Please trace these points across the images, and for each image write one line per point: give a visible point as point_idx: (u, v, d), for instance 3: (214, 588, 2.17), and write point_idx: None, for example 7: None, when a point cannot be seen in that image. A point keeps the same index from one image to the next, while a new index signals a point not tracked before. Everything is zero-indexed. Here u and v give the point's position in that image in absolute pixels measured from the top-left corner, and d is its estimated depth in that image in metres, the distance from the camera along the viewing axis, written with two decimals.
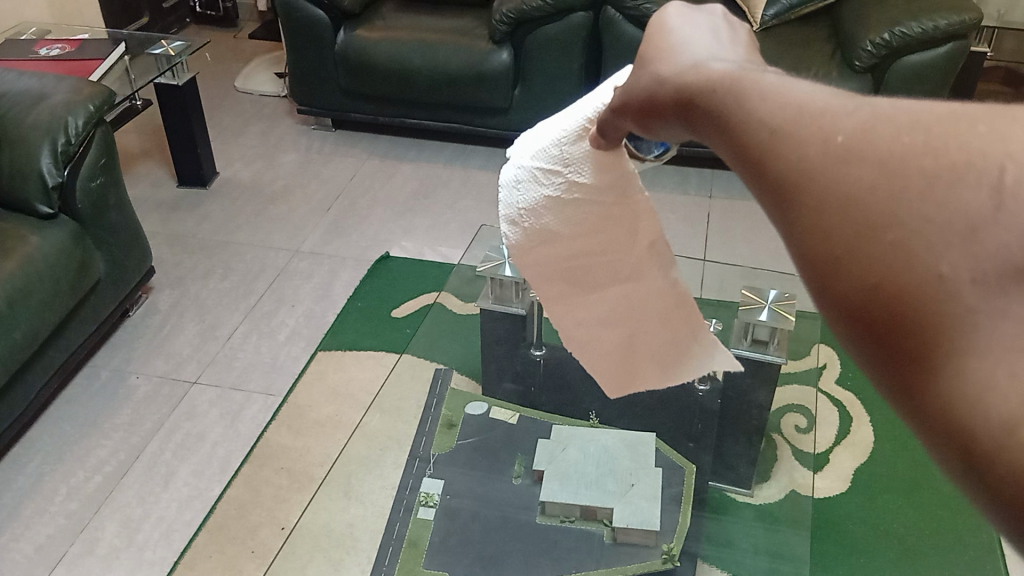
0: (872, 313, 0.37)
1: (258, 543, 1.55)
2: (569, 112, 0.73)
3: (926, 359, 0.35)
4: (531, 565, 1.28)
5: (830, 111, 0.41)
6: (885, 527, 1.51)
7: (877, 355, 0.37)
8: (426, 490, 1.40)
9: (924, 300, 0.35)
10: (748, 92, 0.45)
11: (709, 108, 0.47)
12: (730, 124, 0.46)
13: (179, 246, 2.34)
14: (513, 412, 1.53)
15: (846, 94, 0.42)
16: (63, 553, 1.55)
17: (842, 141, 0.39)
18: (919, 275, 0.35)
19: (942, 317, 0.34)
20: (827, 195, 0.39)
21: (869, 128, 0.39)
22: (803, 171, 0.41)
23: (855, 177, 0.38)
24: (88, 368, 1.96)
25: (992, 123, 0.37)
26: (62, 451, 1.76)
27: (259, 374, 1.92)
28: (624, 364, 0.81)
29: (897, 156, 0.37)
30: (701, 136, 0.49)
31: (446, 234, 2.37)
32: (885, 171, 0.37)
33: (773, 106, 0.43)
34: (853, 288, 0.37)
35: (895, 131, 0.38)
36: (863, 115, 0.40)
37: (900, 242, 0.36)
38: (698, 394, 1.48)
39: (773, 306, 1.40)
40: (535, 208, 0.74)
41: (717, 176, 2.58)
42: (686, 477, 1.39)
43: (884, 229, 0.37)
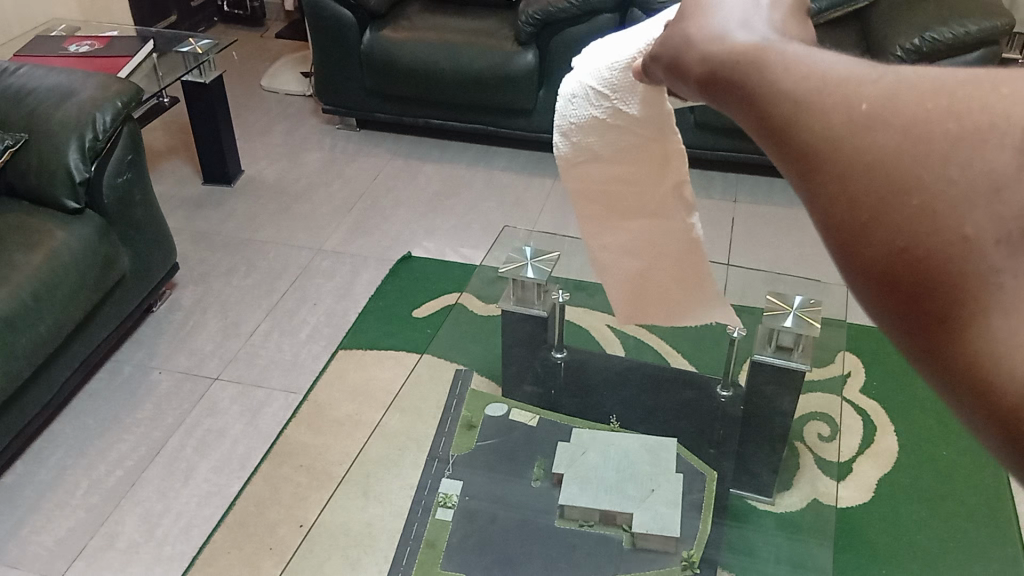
0: (898, 280, 0.34)
1: (276, 540, 1.56)
2: (628, 37, 0.68)
3: (956, 321, 0.33)
4: (549, 569, 1.28)
5: (851, 78, 0.38)
6: (910, 537, 1.49)
7: (905, 319, 0.35)
8: (445, 491, 1.41)
9: (952, 265, 0.33)
10: (770, 61, 0.42)
11: (730, 80, 0.44)
12: (751, 93, 0.42)
13: (203, 243, 2.35)
14: (534, 414, 1.53)
15: (869, 60, 0.39)
16: (83, 546, 1.56)
17: (865, 107, 0.36)
18: (946, 238, 0.33)
19: (967, 282, 0.32)
20: (849, 160, 0.36)
21: (892, 92, 0.36)
22: (825, 141, 0.37)
23: (875, 144, 0.35)
24: (111, 363, 1.97)
25: (1014, 82, 0.34)
26: (84, 445, 1.77)
27: (280, 371, 1.93)
28: (635, 290, 0.84)
29: (918, 122, 0.35)
30: (722, 103, 0.46)
31: (468, 235, 2.37)
32: (908, 136, 0.35)
33: (794, 76, 0.40)
34: (878, 254, 0.35)
35: (917, 95, 0.35)
36: (885, 79, 0.37)
37: (926, 208, 0.34)
38: (720, 400, 1.55)
39: (798, 312, 1.42)
40: (583, 126, 0.71)
41: (742, 180, 2.57)
42: (706, 484, 1.40)
43: (909, 196, 0.34)
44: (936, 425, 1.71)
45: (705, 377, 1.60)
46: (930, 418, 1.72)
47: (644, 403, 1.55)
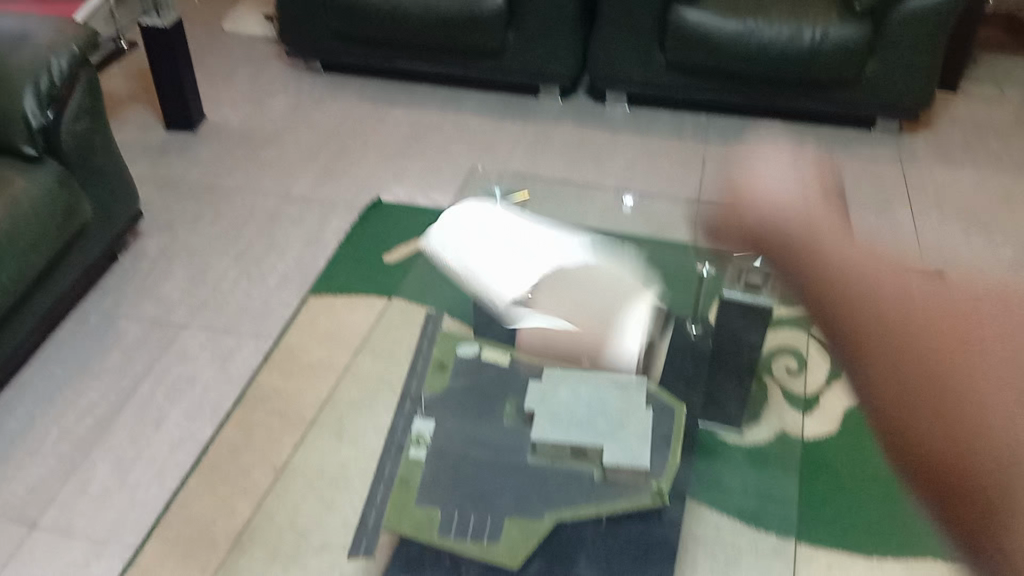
0: (949, 469, 0.56)
1: (251, 484, 1.57)
2: None
3: (990, 513, 0.54)
4: (520, 501, 1.31)
5: (938, 343, 0.60)
6: (874, 467, 1.57)
7: (941, 492, 0.56)
8: (418, 430, 1.42)
9: (992, 495, 0.54)
10: (868, 288, 0.66)
11: (850, 328, 0.65)
12: (846, 301, 0.67)
13: (167, 190, 2.31)
14: (505, 353, 1.52)
15: (923, 288, 0.64)
16: (56, 493, 1.57)
17: (950, 356, 0.59)
18: (975, 433, 0.56)
19: (999, 496, 0.54)
20: (893, 373, 0.61)
21: (939, 348, 0.60)
22: (901, 389, 0.60)
23: (971, 367, 0.58)
24: (76, 311, 1.95)
25: (1006, 344, 0.58)
26: (52, 394, 1.76)
27: (250, 318, 1.92)
28: None
29: (925, 354, 0.60)
30: (854, 368, 0.64)
31: (437, 179, 2.35)
32: (930, 359, 0.60)
33: (886, 308, 0.64)
34: (930, 448, 0.57)
35: (958, 357, 0.59)
36: (954, 338, 0.60)
37: (950, 418, 0.57)
38: (692, 338, 1.58)
39: (766, 251, 1.39)
40: None
41: (714, 122, 2.60)
42: (675, 418, 1.41)
43: (948, 402, 0.58)
44: None
45: (675, 314, 1.60)
46: None
47: None
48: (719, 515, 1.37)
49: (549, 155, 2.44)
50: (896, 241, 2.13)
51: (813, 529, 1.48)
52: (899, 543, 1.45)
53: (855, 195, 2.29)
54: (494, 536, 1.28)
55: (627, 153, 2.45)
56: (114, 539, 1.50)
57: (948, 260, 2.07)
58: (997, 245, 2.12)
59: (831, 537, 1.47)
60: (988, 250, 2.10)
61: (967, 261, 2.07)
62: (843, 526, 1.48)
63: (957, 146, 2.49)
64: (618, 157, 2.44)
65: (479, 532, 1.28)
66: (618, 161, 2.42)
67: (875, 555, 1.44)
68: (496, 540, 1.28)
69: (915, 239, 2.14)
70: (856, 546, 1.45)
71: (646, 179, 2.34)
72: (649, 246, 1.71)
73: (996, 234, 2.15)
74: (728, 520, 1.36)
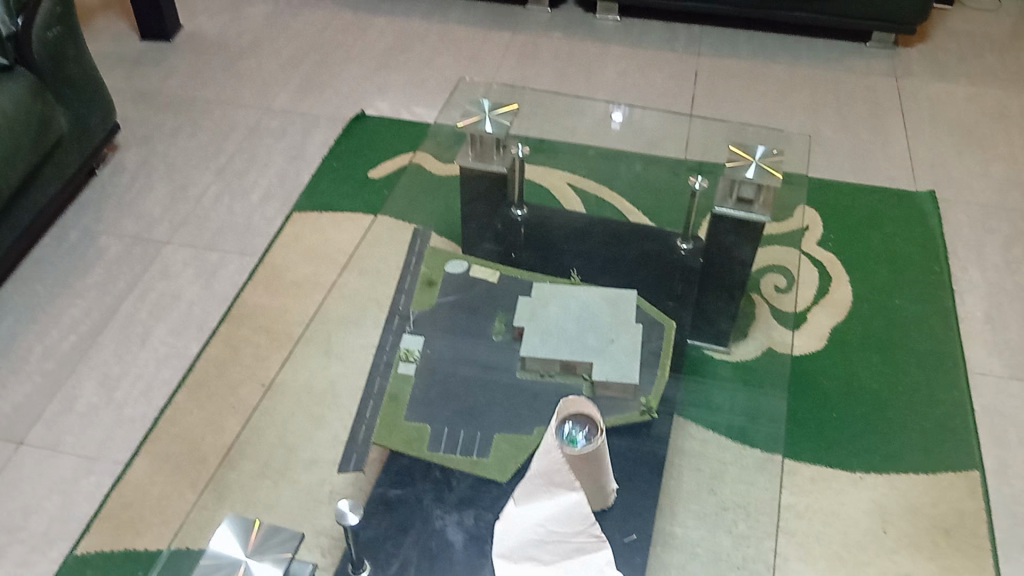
0: None
1: (239, 400, 1.57)
2: None
3: None
4: (511, 417, 1.28)
5: None
6: (860, 382, 1.59)
7: None
8: (406, 346, 1.38)
9: None
10: None
11: None
12: None
13: (143, 102, 2.25)
14: (494, 270, 1.49)
15: None
16: (42, 411, 1.56)
17: None
18: None
19: None
20: None
21: None
22: None
23: None
24: (56, 228, 1.91)
25: None
26: (35, 311, 1.73)
27: (233, 234, 1.90)
28: None
29: None
30: None
31: (422, 92, 2.30)
32: None
33: None
34: None
35: None
36: None
37: None
38: (680, 253, 1.57)
39: (759, 163, 1.42)
40: None
41: (706, 33, 2.54)
42: (665, 332, 1.40)
43: None
44: (889, 276, 1.79)
45: (666, 230, 1.61)
46: (884, 270, 1.81)
47: (606, 254, 1.57)
48: (706, 430, 1.34)
49: (538, 66, 2.39)
50: (887, 157, 2.11)
51: (798, 442, 1.50)
52: (883, 456, 1.48)
53: (848, 109, 2.26)
54: (483, 449, 1.25)
55: (617, 65, 2.40)
56: (103, 455, 1.49)
57: (940, 176, 2.06)
58: (989, 160, 2.10)
59: (816, 450, 1.48)
60: (980, 166, 2.08)
61: (959, 177, 2.05)
62: (828, 441, 1.50)
63: (952, 60, 2.45)
64: (608, 70, 2.39)
65: (469, 447, 1.25)
66: (608, 74, 2.37)
67: (860, 469, 1.46)
68: (486, 455, 1.24)
69: (907, 154, 2.12)
70: (841, 459, 1.47)
71: (637, 93, 2.30)
72: (644, 163, 1.71)
73: (988, 149, 2.13)
74: (715, 435, 1.33)
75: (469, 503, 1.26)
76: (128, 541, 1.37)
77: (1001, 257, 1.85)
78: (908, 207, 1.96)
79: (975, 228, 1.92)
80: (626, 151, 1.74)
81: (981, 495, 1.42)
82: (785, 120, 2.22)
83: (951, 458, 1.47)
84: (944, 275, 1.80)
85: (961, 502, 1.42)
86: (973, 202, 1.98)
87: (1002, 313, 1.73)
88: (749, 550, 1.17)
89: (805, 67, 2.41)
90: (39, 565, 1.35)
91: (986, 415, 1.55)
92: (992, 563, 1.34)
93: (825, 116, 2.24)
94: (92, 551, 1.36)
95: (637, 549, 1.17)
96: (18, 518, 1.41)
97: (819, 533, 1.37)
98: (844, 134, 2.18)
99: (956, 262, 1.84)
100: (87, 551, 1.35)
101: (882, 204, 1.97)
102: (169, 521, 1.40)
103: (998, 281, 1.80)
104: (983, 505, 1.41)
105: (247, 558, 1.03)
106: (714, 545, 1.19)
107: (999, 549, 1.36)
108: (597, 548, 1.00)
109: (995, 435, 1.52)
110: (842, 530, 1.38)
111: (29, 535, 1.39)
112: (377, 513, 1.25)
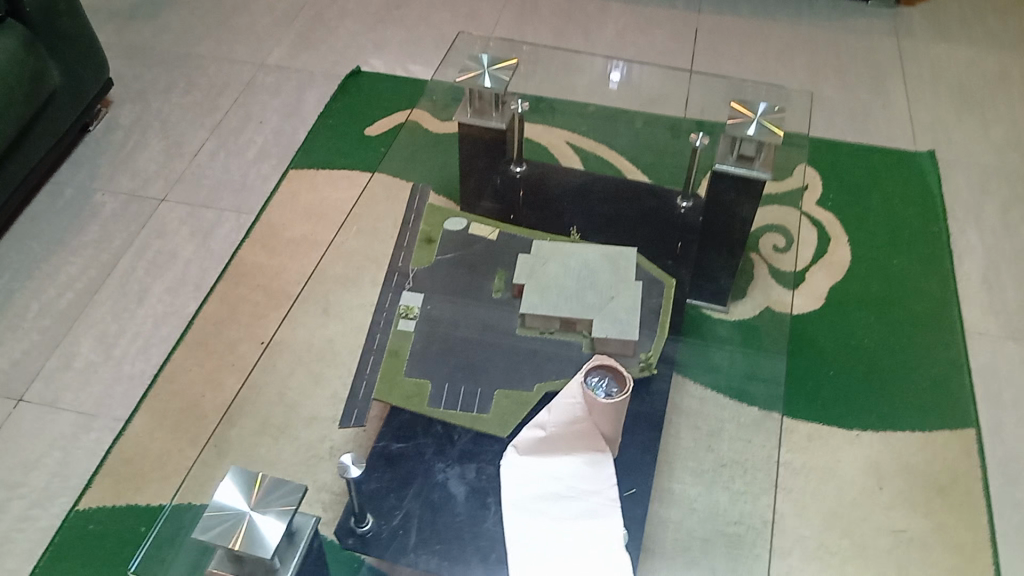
0: None
1: (237, 357, 1.57)
2: None
3: None
4: (511, 373, 1.28)
5: None
6: (858, 342, 1.59)
7: None
8: (406, 303, 1.38)
9: None
10: None
11: None
12: None
13: (137, 58, 2.22)
14: (494, 228, 1.49)
15: None
16: (40, 367, 1.56)
17: None
18: None
19: None
20: None
21: None
22: None
23: None
24: (51, 185, 1.90)
25: None
26: (31, 268, 1.73)
27: (230, 192, 1.89)
28: None
29: None
30: None
31: (419, 50, 2.27)
32: None
33: None
34: None
35: None
36: None
37: None
38: (680, 212, 1.57)
39: (761, 120, 1.44)
40: None
41: None
42: (665, 291, 1.40)
43: None
44: (888, 235, 1.79)
45: (666, 188, 1.61)
46: (884, 229, 1.80)
47: (606, 211, 1.57)
48: (706, 388, 1.32)
49: (535, 24, 2.35)
50: (888, 117, 2.09)
51: (795, 401, 1.50)
52: (879, 415, 1.48)
53: (849, 68, 2.24)
54: (483, 405, 1.24)
55: (616, 22, 2.37)
56: (102, 412, 1.50)
57: (940, 137, 2.04)
58: (989, 121, 2.08)
59: (813, 408, 1.49)
60: (980, 127, 2.06)
61: (959, 138, 2.04)
62: (825, 400, 1.50)
63: (953, 20, 2.42)
64: (607, 27, 2.35)
65: (469, 402, 1.25)
66: (607, 30, 2.34)
67: (856, 427, 1.47)
68: (487, 411, 1.24)
69: (908, 115, 2.10)
70: (837, 418, 1.48)
71: (637, 51, 2.27)
72: (644, 121, 1.69)
73: (989, 110, 2.11)
74: (714, 393, 1.31)
75: (471, 457, 1.26)
76: (129, 497, 1.38)
77: (1000, 218, 1.84)
78: (908, 167, 1.95)
79: (974, 189, 1.91)
80: (626, 110, 1.70)
81: (976, 454, 1.43)
82: (785, 79, 2.19)
83: (947, 417, 1.48)
84: (943, 235, 1.79)
85: (956, 460, 1.43)
86: (973, 163, 1.97)
87: (999, 274, 1.73)
88: (746, 506, 1.16)
89: (806, 25, 2.38)
90: (40, 520, 1.36)
91: (982, 375, 1.56)
92: (985, 520, 1.35)
93: (826, 75, 2.21)
94: (93, 506, 1.37)
95: (638, 502, 1.19)
96: (18, 473, 1.41)
97: (815, 491, 1.38)
98: (844, 94, 2.16)
99: (954, 223, 1.83)
100: (88, 507, 1.36)
101: (882, 163, 1.95)
102: (169, 477, 1.40)
103: (996, 242, 1.79)
104: (977, 464, 1.42)
105: (251, 511, 1.03)
106: (712, 501, 1.18)
107: (992, 506, 1.37)
108: (609, 513, 1.12)
109: (990, 395, 1.52)
110: (837, 487, 1.39)
111: (30, 491, 1.39)
112: (380, 467, 1.26)
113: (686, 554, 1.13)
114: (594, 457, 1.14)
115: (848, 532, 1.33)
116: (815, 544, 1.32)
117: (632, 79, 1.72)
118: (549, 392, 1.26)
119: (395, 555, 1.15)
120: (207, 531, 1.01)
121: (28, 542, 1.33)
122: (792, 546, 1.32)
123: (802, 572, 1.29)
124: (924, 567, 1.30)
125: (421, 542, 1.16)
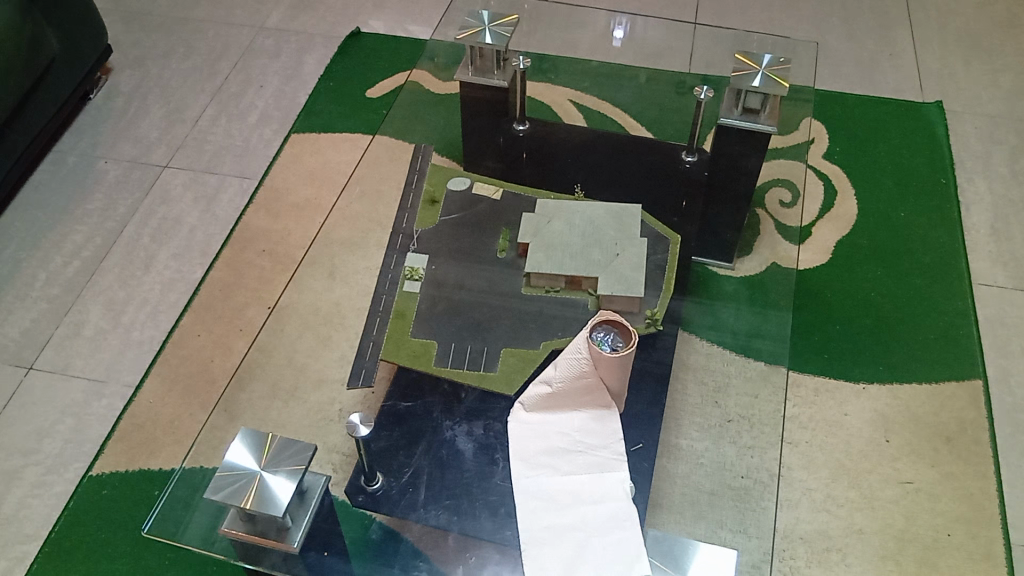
0: None
1: (246, 322, 1.57)
2: None
3: None
4: (518, 332, 1.28)
5: None
6: (864, 295, 1.59)
7: None
8: (411, 265, 1.37)
9: None
10: None
11: None
12: None
13: (135, 24, 2.20)
14: (497, 188, 1.48)
15: None
16: (49, 336, 1.56)
17: None
18: None
19: None
20: None
21: None
22: None
23: None
24: (53, 153, 1.89)
25: None
26: (36, 237, 1.72)
27: (233, 157, 1.88)
28: None
29: None
30: None
31: (418, 9, 2.25)
32: None
33: None
34: None
35: None
36: None
37: None
38: (685, 166, 1.56)
39: (766, 72, 1.41)
40: None
41: None
42: (670, 247, 1.40)
43: None
44: (895, 187, 1.78)
45: (670, 144, 1.59)
46: (890, 182, 1.79)
47: (609, 167, 1.55)
48: (712, 345, 1.31)
49: None
50: (895, 68, 2.07)
51: (801, 354, 1.51)
52: (887, 366, 1.49)
53: (854, 19, 2.21)
54: (490, 363, 1.25)
55: None
56: (113, 378, 1.51)
57: (947, 87, 2.02)
58: (997, 70, 2.05)
59: (820, 362, 1.50)
60: (988, 75, 2.04)
61: (965, 88, 2.01)
62: (832, 352, 1.51)
63: None
64: None
65: (476, 361, 1.25)
66: None
67: (863, 380, 1.47)
68: (494, 368, 1.24)
69: (915, 65, 2.08)
70: (844, 370, 1.48)
71: (640, 6, 2.24)
72: (648, 77, 1.68)
73: (996, 59, 2.09)
74: (719, 349, 1.30)
75: (478, 415, 1.27)
76: (142, 462, 1.39)
77: (1007, 167, 1.83)
78: (915, 119, 1.93)
79: (982, 139, 1.89)
80: (629, 65, 1.70)
81: (983, 404, 1.44)
82: (790, 31, 2.17)
83: (954, 368, 1.48)
84: (950, 186, 1.78)
85: (963, 410, 1.43)
86: (981, 112, 1.95)
87: (1007, 224, 1.72)
88: (754, 460, 1.16)
89: None
90: (55, 486, 1.37)
91: (990, 325, 1.56)
92: (993, 469, 1.36)
93: (831, 27, 2.19)
94: (106, 471, 1.38)
95: (645, 456, 1.21)
96: (32, 441, 1.43)
97: (822, 444, 1.39)
98: (850, 45, 2.13)
99: (961, 173, 1.82)
100: (101, 472, 1.38)
101: (888, 115, 1.94)
102: (181, 441, 1.42)
103: (1004, 192, 1.78)
104: (984, 413, 1.43)
105: (262, 471, 1.04)
106: (720, 456, 1.19)
107: (999, 455, 1.38)
108: (616, 467, 1.12)
109: (998, 345, 1.53)
110: (844, 440, 1.40)
111: (44, 457, 1.41)
112: (388, 425, 1.27)
113: (692, 507, 1.14)
114: (600, 413, 1.14)
115: (855, 483, 1.35)
116: (822, 495, 1.33)
117: (636, 34, 1.73)
118: (554, 349, 1.25)
119: (405, 511, 1.16)
120: (220, 491, 1.02)
121: (44, 507, 1.35)
122: (800, 497, 1.33)
123: (809, 523, 1.30)
124: (932, 516, 1.31)
125: (431, 498, 1.18)
